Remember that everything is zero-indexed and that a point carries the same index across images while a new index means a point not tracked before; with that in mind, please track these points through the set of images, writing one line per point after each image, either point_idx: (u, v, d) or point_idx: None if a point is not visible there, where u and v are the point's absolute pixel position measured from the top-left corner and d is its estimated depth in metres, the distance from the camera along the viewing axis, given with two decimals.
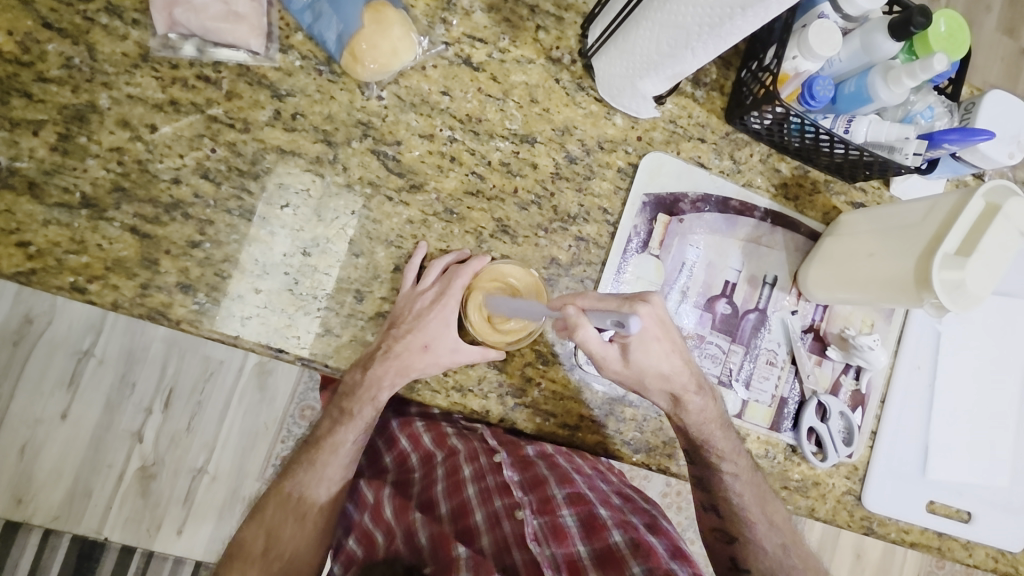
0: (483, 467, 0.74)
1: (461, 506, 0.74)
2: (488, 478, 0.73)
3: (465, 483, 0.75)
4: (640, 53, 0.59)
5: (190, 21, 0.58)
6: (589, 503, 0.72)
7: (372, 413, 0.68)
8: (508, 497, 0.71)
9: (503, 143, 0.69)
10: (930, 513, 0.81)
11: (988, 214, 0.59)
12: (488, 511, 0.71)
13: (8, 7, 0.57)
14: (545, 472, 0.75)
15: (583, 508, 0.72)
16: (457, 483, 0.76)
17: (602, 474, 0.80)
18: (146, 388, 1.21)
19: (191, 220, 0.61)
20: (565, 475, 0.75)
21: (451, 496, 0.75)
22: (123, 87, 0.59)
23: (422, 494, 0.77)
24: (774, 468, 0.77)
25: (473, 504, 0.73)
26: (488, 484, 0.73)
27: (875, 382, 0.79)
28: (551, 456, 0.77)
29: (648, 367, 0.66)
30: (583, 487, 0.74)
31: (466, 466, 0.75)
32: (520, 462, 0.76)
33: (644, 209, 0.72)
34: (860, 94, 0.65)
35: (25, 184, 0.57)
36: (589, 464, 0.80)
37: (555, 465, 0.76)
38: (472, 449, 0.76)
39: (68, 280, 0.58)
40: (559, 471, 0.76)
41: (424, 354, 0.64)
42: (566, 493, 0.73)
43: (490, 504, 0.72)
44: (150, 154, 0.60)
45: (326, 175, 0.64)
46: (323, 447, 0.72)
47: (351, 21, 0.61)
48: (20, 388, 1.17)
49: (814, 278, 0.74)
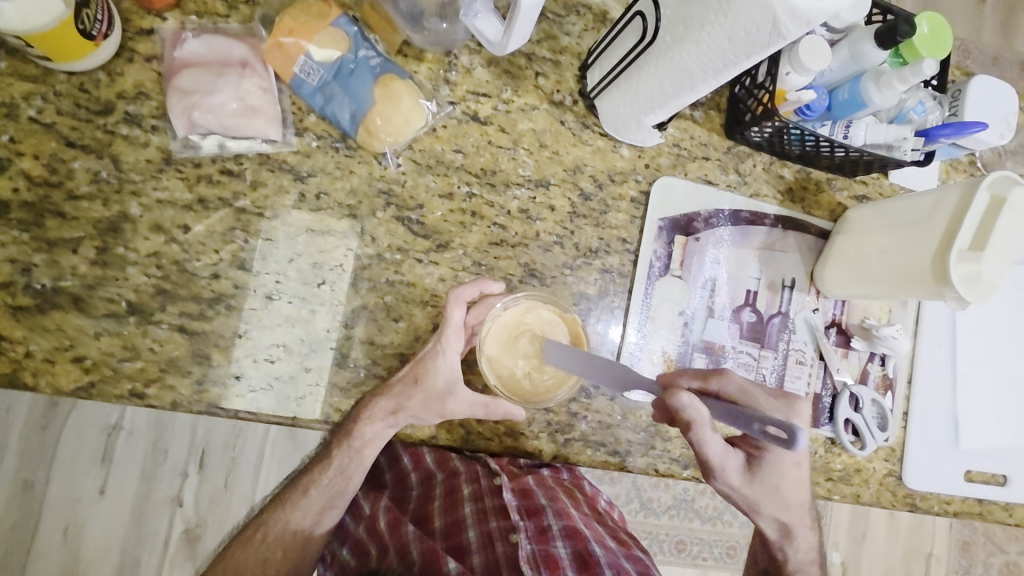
0: (483, 489, 0.71)
1: (456, 523, 0.72)
2: (488, 501, 0.71)
3: (463, 501, 0.72)
4: (644, 94, 0.61)
5: (209, 122, 0.60)
6: (585, 540, 0.69)
7: (351, 461, 0.66)
8: (506, 520, 0.69)
9: (520, 191, 0.71)
10: (969, 483, 0.83)
11: (994, 207, 0.62)
12: (482, 530, 0.70)
13: (32, 131, 0.58)
14: (544, 501, 0.72)
15: (577, 541, 0.69)
16: (454, 501, 0.72)
17: (597, 516, 0.76)
18: (179, 453, 1.09)
19: (234, 313, 0.63)
20: (563, 509, 0.72)
21: (446, 512, 0.73)
22: (151, 193, 0.61)
23: (418, 510, 0.75)
24: (817, 462, 0.79)
25: (468, 522, 0.71)
26: (484, 506, 0.70)
27: (900, 366, 0.81)
28: (551, 489, 0.75)
29: (770, 488, 0.66)
30: (578, 522, 0.72)
31: (466, 486, 0.72)
32: (522, 487, 0.73)
33: (661, 233, 0.75)
34: (854, 100, 0.67)
35: (71, 301, 0.59)
36: (586, 504, 0.78)
37: (554, 498, 0.74)
38: (472, 472, 0.73)
39: (127, 387, 0.60)
40: (557, 504, 0.73)
41: (407, 395, 0.63)
42: (562, 525, 0.70)
43: (485, 524, 0.70)
44: (186, 254, 0.61)
45: (356, 247, 0.66)
46: (308, 492, 0.68)
47: (362, 99, 0.62)
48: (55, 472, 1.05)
49: (831, 277, 0.76)
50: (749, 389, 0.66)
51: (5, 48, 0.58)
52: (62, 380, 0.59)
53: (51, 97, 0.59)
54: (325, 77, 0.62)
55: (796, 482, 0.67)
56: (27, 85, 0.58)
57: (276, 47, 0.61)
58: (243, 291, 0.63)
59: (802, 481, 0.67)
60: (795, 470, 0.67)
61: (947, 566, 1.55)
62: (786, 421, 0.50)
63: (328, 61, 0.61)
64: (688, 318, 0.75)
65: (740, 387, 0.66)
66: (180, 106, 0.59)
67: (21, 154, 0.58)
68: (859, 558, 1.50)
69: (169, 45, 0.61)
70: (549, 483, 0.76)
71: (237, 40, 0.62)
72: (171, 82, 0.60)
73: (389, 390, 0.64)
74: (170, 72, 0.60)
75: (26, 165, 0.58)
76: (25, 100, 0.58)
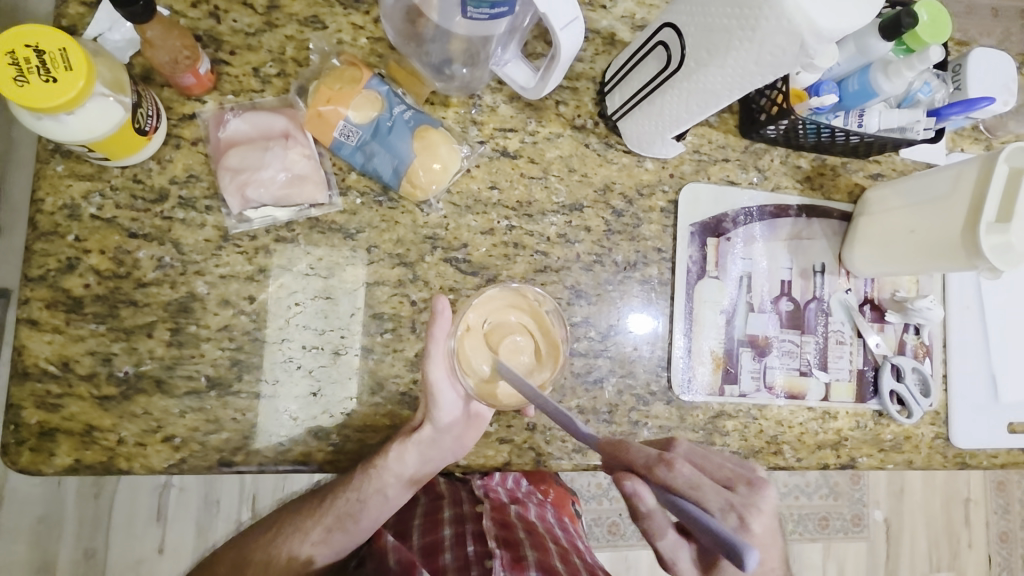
0: (465, 514, 0.79)
1: (435, 542, 0.77)
2: (467, 526, 0.77)
3: (443, 523, 0.79)
4: (669, 114, 0.64)
5: (262, 196, 0.62)
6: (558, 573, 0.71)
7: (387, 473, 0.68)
8: (482, 544, 0.74)
9: (556, 217, 0.74)
10: (1013, 435, 0.85)
11: (1013, 178, 0.66)
12: (459, 554, 0.74)
13: (96, 228, 0.62)
14: (522, 535, 0.76)
15: (550, 572, 0.71)
16: (436, 521, 0.80)
17: (577, 551, 0.80)
18: (230, 506, 1.21)
19: (305, 374, 0.65)
20: (539, 544, 0.76)
21: (427, 532, 0.79)
22: (214, 270, 0.64)
23: (400, 525, 0.83)
24: (868, 435, 0.81)
25: (446, 544, 0.76)
26: (464, 530, 0.77)
27: (934, 332, 0.84)
28: (533, 525, 0.80)
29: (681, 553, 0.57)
30: (553, 556, 0.74)
31: (449, 508, 0.81)
32: (504, 519, 0.77)
33: (694, 238, 0.77)
34: (865, 90, 0.69)
35: (154, 384, 0.62)
36: (568, 543, 0.81)
37: (534, 533, 0.78)
38: (457, 496, 0.83)
39: (215, 458, 0.63)
40: (534, 539, 0.76)
41: (431, 434, 0.66)
42: (537, 557, 0.73)
43: (462, 548, 0.75)
44: (254, 323, 0.64)
45: (411, 293, 0.68)
46: (323, 518, 0.71)
47: (403, 154, 0.65)
48: (116, 533, 1.19)
49: (861, 258, 0.79)
50: (696, 481, 0.51)
51: (60, 152, 0.61)
52: (154, 460, 0.61)
53: (108, 193, 0.62)
54: (364, 137, 0.64)
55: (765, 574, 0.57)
56: (85, 184, 0.61)
57: (316, 116, 0.64)
58: (311, 351, 0.65)
59: (773, 543, 0.56)
60: (772, 561, 0.57)
61: (987, 508, 1.61)
62: (735, 540, 0.38)
63: (365, 122, 0.64)
64: (730, 315, 0.78)
65: (689, 477, 0.51)
66: (233, 185, 0.62)
67: (89, 251, 0.61)
68: (901, 512, 1.55)
69: (212, 127, 0.64)
70: (530, 519, 0.81)
71: (276, 113, 0.65)
72: (221, 162, 0.63)
73: (411, 440, 0.66)
74: (218, 153, 0.63)
75: (95, 260, 0.61)
76: (85, 199, 0.61)
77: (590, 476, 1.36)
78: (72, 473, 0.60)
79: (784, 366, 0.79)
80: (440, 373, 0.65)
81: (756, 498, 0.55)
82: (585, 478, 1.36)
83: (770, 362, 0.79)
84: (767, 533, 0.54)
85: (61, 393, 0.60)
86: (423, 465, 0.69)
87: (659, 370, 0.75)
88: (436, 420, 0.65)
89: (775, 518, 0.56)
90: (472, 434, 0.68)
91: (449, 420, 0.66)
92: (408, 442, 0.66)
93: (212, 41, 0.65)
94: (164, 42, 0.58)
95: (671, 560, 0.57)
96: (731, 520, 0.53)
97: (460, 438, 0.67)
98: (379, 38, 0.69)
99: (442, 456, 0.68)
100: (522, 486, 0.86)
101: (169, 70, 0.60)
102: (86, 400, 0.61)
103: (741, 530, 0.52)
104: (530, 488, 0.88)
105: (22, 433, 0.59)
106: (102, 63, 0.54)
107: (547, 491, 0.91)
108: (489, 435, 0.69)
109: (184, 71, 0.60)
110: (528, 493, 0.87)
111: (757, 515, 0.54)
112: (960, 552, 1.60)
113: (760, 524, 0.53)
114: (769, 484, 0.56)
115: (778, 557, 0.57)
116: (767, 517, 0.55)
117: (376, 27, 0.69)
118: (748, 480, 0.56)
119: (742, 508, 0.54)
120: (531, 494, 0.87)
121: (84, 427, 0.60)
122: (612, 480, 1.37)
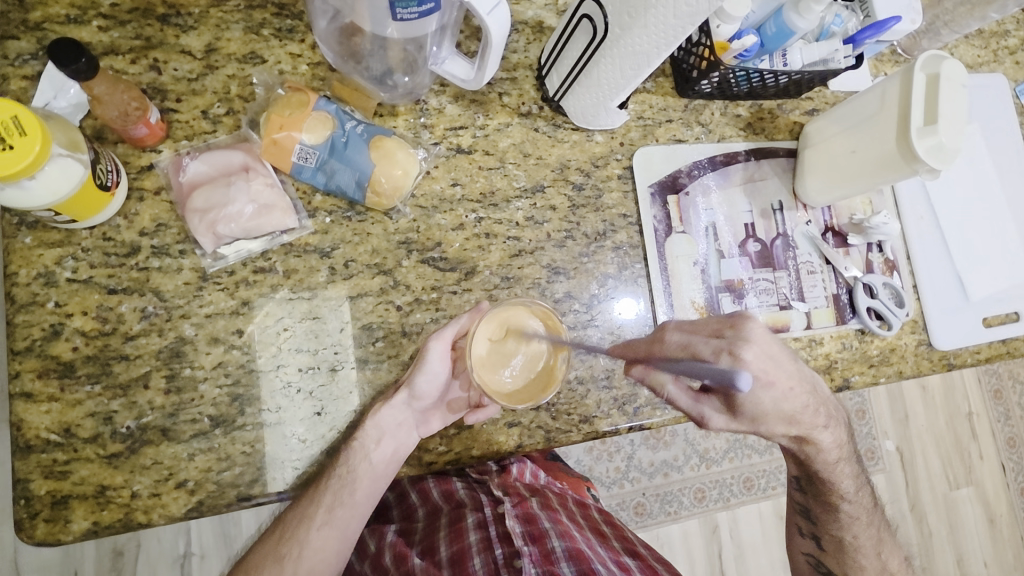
0: (488, 517, 0.79)
1: (461, 551, 0.77)
2: (492, 529, 0.78)
3: (468, 529, 0.79)
4: (607, 82, 0.67)
5: (233, 230, 0.64)
6: (588, 559, 0.74)
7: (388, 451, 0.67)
8: (510, 545, 0.75)
9: (520, 202, 0.76)
10: (990, 328, 0.89)
11: (932, 82, 0.72)
12: (488, 559, 0.74)
13: (74, 290, 0.62)
14: (547, 527, 0.78)
15: (580, 560, 0.74)
16: (460, 529, 0.79)
17: (603, 539, 0.81)
18: None
19: (306, 396, 0.66)
20: (565, 533, 0.78)
21: (452, 542, 0.78)
22: (199, 311, 0.65)
23: (426, 540, 0.82)
24: (856, 355, 0.84)
25: (474, 550, 0.76)
26: (490, 534, 0.77)
27: (896, 247, 0.88)
28: (556, 514, 0.82)
29: (766, 411, 0.57)
30: (581, 544, 0.77)
31: (470, 514, 0.81)
32: (527, 513, 0.80)
33: (655, 199, 0.80)
34: (782, 32, 0.73)
35: (159, 433, 0.62)
36: (592, 527, 0.84)
37: (558, 521, 0.80)
38: (478, 501, 0.83)
39: (233, 494, 0.63)
40: (559, 529, 0.78)
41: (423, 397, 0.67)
42: (565, 546, 0.75)
43: (490, 552, 0.75)
44: (247, 355, 0.65)
45: (395, 299, 0.70)
46: (321, 500, 0.67)
47: (363, 166, 0.67)
48: None
49: (812, 189, 0.83)
50: (688, 341, 0.53)
51: (25, 224, 0.62)
52: (173, 508, 0.62)
53: (81, 255, 0.63)
54: (322, 156, 0.66)
55: (786, 395, 0.56)
56: (56, 251, 0.62)
57: (272, 143, 0.66)
58: (308, 372, 0.66)
59: (776, 363, 0.54)
60: (784, 381, 0.55)
61: (989, 418, 1.66)
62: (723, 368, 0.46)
63: (320, 142, 0.66)
64: (703, 265, 0.81)
65: (682, 340, 0.53)
66: (203, 225, 0.64)
67: (71, 314, 0.62)
68: (910, 438, 1.60)
69: (171, 173, 0.66)
70: (552, 507, 0.84)
71: (232, 149, 0.67)
72: (187, 206, 0.65)
73: (386, 404, 0.66)
74: (182, 198, 0.65)
75: (79, 322, 0.62)
76: (59, 265, 0.62)
77: (607, 461, 1.38)
78: (93, 537, 0.60)
79: (763, 304, 0.82)
80: (438, 347, 0.66)
81: (743, 334, 0.54)
82: (603, 464, 1.37)
83: (749, 303, 0.82)
84: (762, 359, 0.53)
85: (68, 459, 0.60)
86: (440, 462, 0.70)
87: (647, 330, 0.78)
88: (414, 387, 0.67)
89: (769, 337, 0.54)
90: (436, 417, 0.69)
91: (425, 388, 0.68)
92: (382, 406, 0.66)
93: (157, 92, 0.67)
94: (112, 97, 0.60)
95: (701, 418, 0.58)
96: (724, 361, 0.52)
97: (426, 415, 0.69)
98: (319, 62, 0.71)
99: (413, 428, 0.68)
100: (540, 478, 0.91)
101: (119, 124, 0.61)
102: (94, 462, 0.61)
103: (735, 364, 0.52)
104: (549, 479, 0.93)
105: (35, 506, 0.59)
106: (57, 126, 0.56)
107: (561, 482, 0.94)
108: (496, 421, 0.70)
109: (135, 123, 0.62)
110: (546, 485, 0.90)
111: (747, 346, 0.53)
112: (974, 465, 1.64)
113: (752, 352, 0.52)
114: (751, 316, 0.55)
115: (791, 373, 0.56)
116: (758, 347, 0.53)
117: (313, 53, 0.71)
118: (733, 321, 0.55)
119: (730, 345, 0.53)
120: (550, 486, 0.91)
121: (97, 488, 0.60)
122: (630, 461, 1.39)
